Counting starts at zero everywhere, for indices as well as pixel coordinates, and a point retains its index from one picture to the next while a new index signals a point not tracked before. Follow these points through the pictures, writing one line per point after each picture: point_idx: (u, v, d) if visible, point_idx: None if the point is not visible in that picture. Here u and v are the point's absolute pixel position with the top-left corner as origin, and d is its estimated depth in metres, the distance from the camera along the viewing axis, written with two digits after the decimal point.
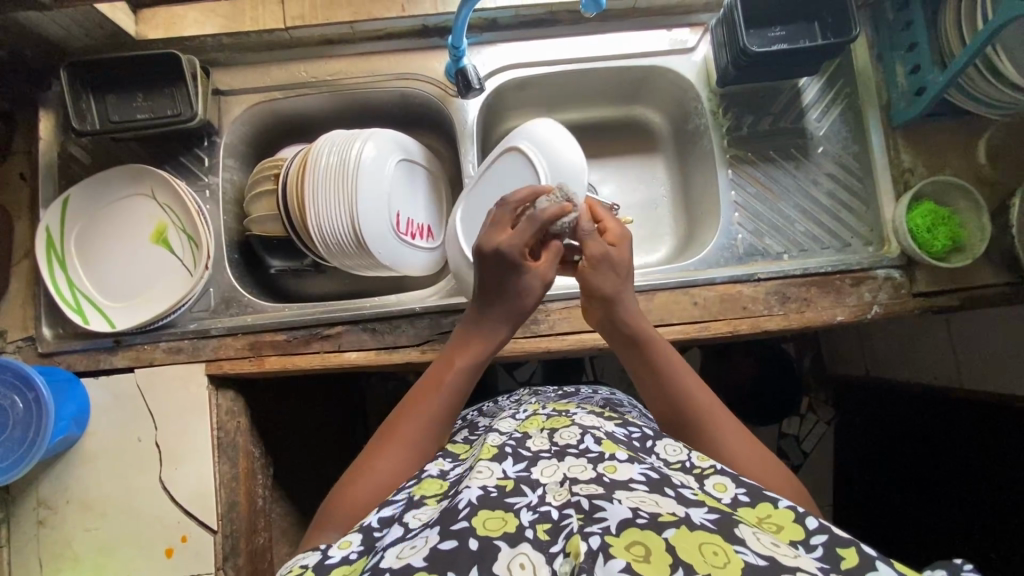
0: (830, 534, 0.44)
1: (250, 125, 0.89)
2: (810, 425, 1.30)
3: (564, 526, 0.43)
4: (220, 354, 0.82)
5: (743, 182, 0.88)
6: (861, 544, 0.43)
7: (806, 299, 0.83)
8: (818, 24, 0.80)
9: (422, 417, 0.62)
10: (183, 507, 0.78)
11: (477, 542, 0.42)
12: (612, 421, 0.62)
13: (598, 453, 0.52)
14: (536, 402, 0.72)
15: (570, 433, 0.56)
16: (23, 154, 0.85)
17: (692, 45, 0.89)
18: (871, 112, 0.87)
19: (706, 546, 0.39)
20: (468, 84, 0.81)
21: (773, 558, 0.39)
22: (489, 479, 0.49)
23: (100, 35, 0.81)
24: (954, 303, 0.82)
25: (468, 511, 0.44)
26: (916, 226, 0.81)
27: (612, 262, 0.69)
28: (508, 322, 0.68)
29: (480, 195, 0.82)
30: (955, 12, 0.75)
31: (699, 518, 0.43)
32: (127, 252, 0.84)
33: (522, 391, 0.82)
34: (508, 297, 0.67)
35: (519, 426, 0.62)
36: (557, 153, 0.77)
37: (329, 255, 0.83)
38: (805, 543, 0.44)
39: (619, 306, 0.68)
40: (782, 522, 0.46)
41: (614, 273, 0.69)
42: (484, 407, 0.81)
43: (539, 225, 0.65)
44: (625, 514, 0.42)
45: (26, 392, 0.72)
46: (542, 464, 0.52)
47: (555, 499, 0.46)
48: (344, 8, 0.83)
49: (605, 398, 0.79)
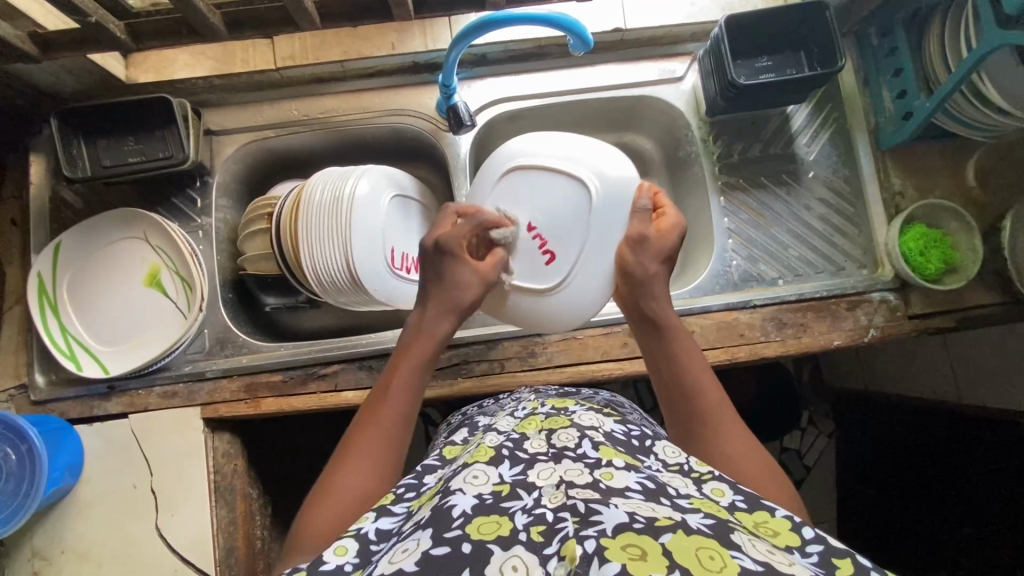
0: (826, 544, 0.42)
1: (243, 163, 0.89)
2: (811, 440, 1.28)
3: (560, 529, 0.42)
4: (214, 398, 0.81)
5: (735, 209, 0.88)
6: (857, 556, 0.42)
7: (803, 325, 0.83)
8: (804, 53, 0.80)
9: (383, 426, 0.59)
10: (180, 554, 0.77)
11: (471, 546, 0.42)
12: (610, 419, 0.63)
13: (595, 459, 0.52)
14: (534, 399, 0.72)
15: (568, 436, 0.56)
16: (13, 199, 0.85)
17: (681, 74, 0.89)
18: (860, 136, 0.88)
19: (703, 552, 0.39)
20: (460, 125, 0.82)
21: (770, 564, 0.38)
22: (485, 485, 0.49)
23: (90, 80, 0.81)
24: (949, 324, 0.82)
25: (462, 521, 0.44)
26: (909, 249, 0.81)
27: (650, 247, 0.67)
28: (451, 317, 0.66)
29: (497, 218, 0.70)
30: (939, 39, 0.76)
31: (696, 523, 0.42)
32: (120, 296, 0.84)
33: (523, 391, 0.79)
34: (444, 292, 0.66)
35: (517, 426, 0.61)
36: (593, 152, 0.67)
37: (324, 292, 0.83)
38: (800, 549, 0.43)
39: (650, 289, 0.66)
40: (779, 529, 0.45)
41: (654, 257, 0.67)
42: (484, 405, 0.80)
43: (479, 222, 0.67)
44: (621, 518, 0.41)
45: (19, 444, 0.71)
46: (538, 467, 0.51)
47: (551, 502, 0.46)
48: (335, 47, 0.84)
49: (606, 398, 0.79)
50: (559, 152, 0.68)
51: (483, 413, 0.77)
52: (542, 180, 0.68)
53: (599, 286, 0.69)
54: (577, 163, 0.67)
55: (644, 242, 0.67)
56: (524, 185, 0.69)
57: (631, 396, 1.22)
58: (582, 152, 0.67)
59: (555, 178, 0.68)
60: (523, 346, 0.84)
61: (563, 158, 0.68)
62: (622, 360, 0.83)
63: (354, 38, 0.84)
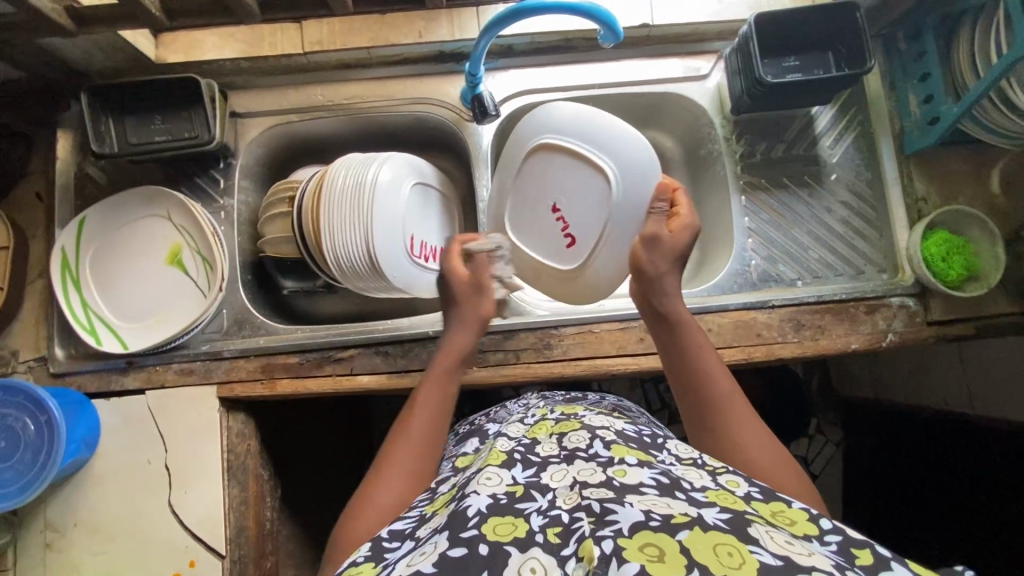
0: (844, 535, 0.43)
1: (266, 146, 0.90)
2: (819, 446, 1.27)
3: (576, 530, 0.42)
4: (231, 377, 0.82)
5: (756, 208, 0.88)
6: (875, 545, 0.41)
7: (821, 326, 0.83)
8: (832, 54, 0.80)
9: (414, 440, 0.60)
10: (192, 531, 0.78)
11: (488, 548, 0.42)
12: (621, 421, 0.63)
13: (607, 458, 0.52)
14: (544, 405, 0.72)
15: (579, 437, 0.57)
16: (40, 174, 0.86)
17: (705, 72, 0.90)
18: (884, 140, 0.88)
19: (721, 548, 0.39)
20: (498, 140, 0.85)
21: (789, 557, 0.38)
22: (499, 486, 0.49)
23: (121, 58, 0.82)
24: (969, 332, 0.82)
25: (478, 519, 0.44)
26: (930, 254, 0.80)
27: (665, 246, 0.66)
28: (470, 333, 0.69)
29: (525, 199, 0.74)
30: (969, 45, 0.75)
31: (712, 518, 0.42)
32: (141, 273, 0.84)
33: (532, 394, 0.80)
34: (456, 315, 0.70)
35: (527, 432, 0.62)
36: (615, 139, 0.68)
37: (343, 277, 0.83)
38: (819, 538, 0.43)
39: (660, 286, 0.66)
40: (796, 518, 0.45)
41: (665, 257, 0.66)
42: (492, 412, 0.80)
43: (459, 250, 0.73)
44: (638, 517, 0.41)
45: (38, 414, 0.72)
46: (551, 469, 0.52)
47: (566, 503, 0.46)
48: (362, 33, 0.84)
49: (613, 404, 0.79)
50: (579, 139, 0.69)
51: (493, 421, 0.77)
52: (565, 168, 0.71)
53: (616, 270, 0.72)
54: (596, 150, 0.69)
55: (660, 241, 0.66)
56: (550, 169, 0.71)
57: (640, 397, 1.22)
58: (600, 139, 0.68)
59: (578, 166, 0.70)
60: (538, 337, 0.84)
61: (583, 144, 0.69)
62: (638, 355, 0.82)
63: (382, 25, 0.85)
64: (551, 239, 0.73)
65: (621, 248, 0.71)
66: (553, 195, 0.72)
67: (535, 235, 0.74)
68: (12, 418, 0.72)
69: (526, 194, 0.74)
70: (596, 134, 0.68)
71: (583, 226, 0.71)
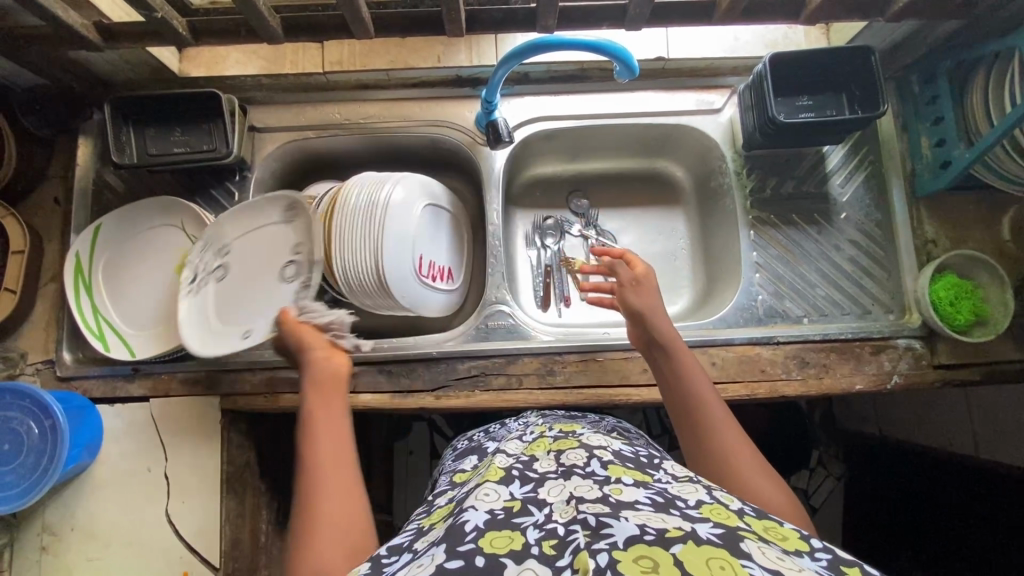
0: (835, 555, 0.42)
1: (282, 161, 0.91)
2: (819, 480, 1.25)
3: (571, 542, 0.43)
4: (235, 389, 0.82)
5: (765, 244, 0.88)
6: (865, 566, 0.41)
7: (825, 365, 0.82)
8: (846, 95, 0.80)
9: (336, 462, 0.59)
10: (188, 542, 0.78)
11: (484, 559, 0.42)
12: (619, 441, 0.64)
13: (604, 477, 0.52)
14: (543, 424, 0.72)
15: (576, 456, 0.57)
16: (59, 179, 0.88)
17: (719, 106, 0.90)
18: (895, 181, 0.87)
19: (713, 561, 0.39)
20: (584, 226, 1.02)
21: (778, 570, 0.38)
22: (496, 502, 0.49)
23: (145, 70, 0.84)
24: (975, 377, 0.82)
25: (475, 534, 0.44)
26: (938, 298, 0.80)
27: (645, 288, 0.76)
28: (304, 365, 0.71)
29: (397, 256, 0.80)
30: (983, 90, 0.75)
31: (705, 532, 0.42)
32: (152, 282, 0.85)
33: (530, 414, 0.78)
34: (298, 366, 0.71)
35: (526, 448, 0.63)
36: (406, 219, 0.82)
37: (351, 294, 0.84)
38: (810, 554, 0.42)
39: (653, 320, 0.73)
40: (788, 535, 0.45)
41: (646, 295, 0.75)
42: (491, 430, 0.80)
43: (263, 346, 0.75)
44: (632, 531, 0.42)
45: (43, 418, 0.72)
46: (548, 484, 0.52)
47: (562, 517, 0.46)
48: (382, 56, 0.86)
49: (613, 424, 0.78)
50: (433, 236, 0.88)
51: (492, 437, 0.77)
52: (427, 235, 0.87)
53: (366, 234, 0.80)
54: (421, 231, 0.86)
55: (643, 286, 0.76)
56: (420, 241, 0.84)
57: (639, 421, 1.22)
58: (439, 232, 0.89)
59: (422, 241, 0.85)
60: (542, 363, 0.84)
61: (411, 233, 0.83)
62: (641, 386, 0.82)
63: (402, 49, 0.87)
64: (401, 253, 0.81)
65: (409, 208, 0.82)
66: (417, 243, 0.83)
67: (394, 255, 0.80)
68: (17, 421, 0.72)
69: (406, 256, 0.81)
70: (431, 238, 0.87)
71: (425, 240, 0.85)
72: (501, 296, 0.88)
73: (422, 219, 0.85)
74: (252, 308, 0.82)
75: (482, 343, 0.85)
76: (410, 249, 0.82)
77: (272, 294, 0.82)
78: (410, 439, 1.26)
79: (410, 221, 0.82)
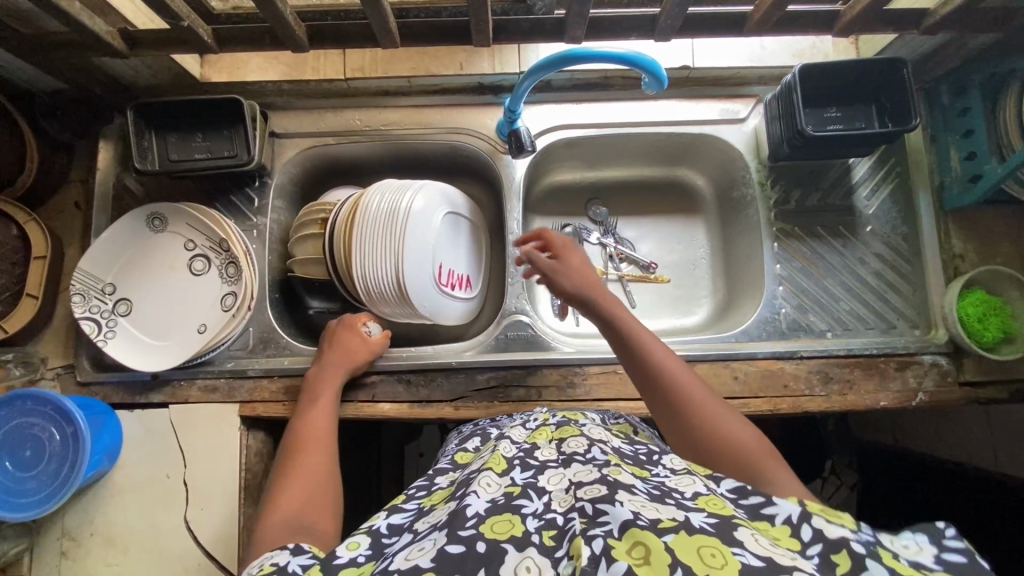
0: (824, 541, 0.42)
1: (301, 166, 0.91)
2: (832, 490, 1.18)
3: (569, 530, 0.42)
4: (254, 397, 0.82)
5: (789, 256, 0.87)
6: (852, 545, 0.41)
7: (849, 381, 0.81)
8: (875, 107, 0.79)
9: (305, 473, 0.64)
10: (206, 549, 0.78)
11: (485, 545, 0.42)
12: (619, 438, 0.62)
13: (604, 461, 0.52)
14: (546, 411, 0.72)
15: (578, 443, 0.56)
16: (79, 183, 0.88)
17: (744, 115, 0.89)
18: (923, 195, 0.86)
19: (704, 549, 0.38)
20: (602, 234, 1.01)
21: (771, 559, 0.37)
22: (497, 490, 0.49)
23: (167, 76, 0.83)
24: (1001, 395, 0.80)
25: (476, 520, 0.44)
26: (966, 314, 0.78)
27: (568, 266, 0.72)
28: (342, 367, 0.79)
29: (417, 262, 0.80)
30: (1015, 107, 0.72)
31: (699, 522, 0.41)
32: (167, 286, 0.83)
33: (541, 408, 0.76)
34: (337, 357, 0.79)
35: (528, 436, 0.62)
36: (420, 219, 0.81)
37: (370, 302, 0.83)
38: (801, 551, 0.41)
39: (590, 303, 0.69)
40: (779, 533, 0.43)
41: (564, 271, 0.72)
42: (498, 418, 0.77)
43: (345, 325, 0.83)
44: (627, 516, 0.41)
45: (65, 425, 0.72)
46: (548, 472, 0.52)
47: (560, 505, 0.46)
48: (403, 63, 0.86)
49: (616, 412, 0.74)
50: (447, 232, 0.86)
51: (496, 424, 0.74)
52: (450, 240, 0.86)
53: (380, 236, 0.79)
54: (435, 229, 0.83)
55: (557, 267, 0.72)
56: (438, 247, 0.83)
57: None
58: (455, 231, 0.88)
59: (439, 246, 0.83)
60: (562, 375, 0.83)
61: (423, 243, 0.81)
62: None
63: (424, 56, 0.86)
64: (423, 266, 0.80)
65: (432, 208, 0.82)
66: (438, 254, 0.83)
67: (412, 262, 0.79)
68: (38, 428, 0.72)
69: (426, 267, 0.81)
70: (445, 240, 0.85)
71: (446, 250, 0.85)
72: (521, 306, 0.87)
73: (441, 221, 0.84)
74: (183, 313, 0.83)
75: (501, 353, 0.84)
76: (424, 249, 0.81)
77: (179, 296, 0.83)
78: (420, 441, 1.26)
79: (428, 231, 0.81)
